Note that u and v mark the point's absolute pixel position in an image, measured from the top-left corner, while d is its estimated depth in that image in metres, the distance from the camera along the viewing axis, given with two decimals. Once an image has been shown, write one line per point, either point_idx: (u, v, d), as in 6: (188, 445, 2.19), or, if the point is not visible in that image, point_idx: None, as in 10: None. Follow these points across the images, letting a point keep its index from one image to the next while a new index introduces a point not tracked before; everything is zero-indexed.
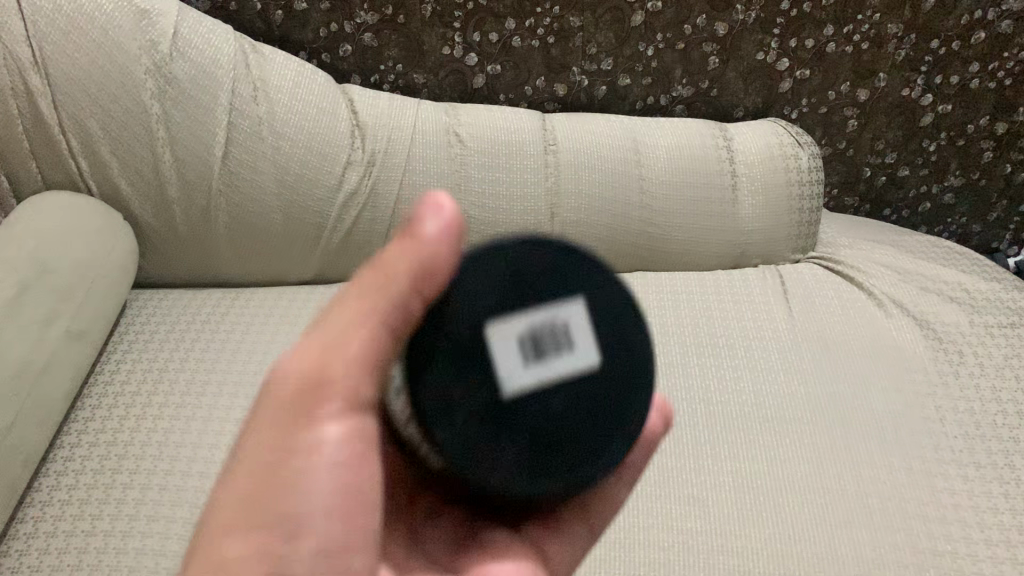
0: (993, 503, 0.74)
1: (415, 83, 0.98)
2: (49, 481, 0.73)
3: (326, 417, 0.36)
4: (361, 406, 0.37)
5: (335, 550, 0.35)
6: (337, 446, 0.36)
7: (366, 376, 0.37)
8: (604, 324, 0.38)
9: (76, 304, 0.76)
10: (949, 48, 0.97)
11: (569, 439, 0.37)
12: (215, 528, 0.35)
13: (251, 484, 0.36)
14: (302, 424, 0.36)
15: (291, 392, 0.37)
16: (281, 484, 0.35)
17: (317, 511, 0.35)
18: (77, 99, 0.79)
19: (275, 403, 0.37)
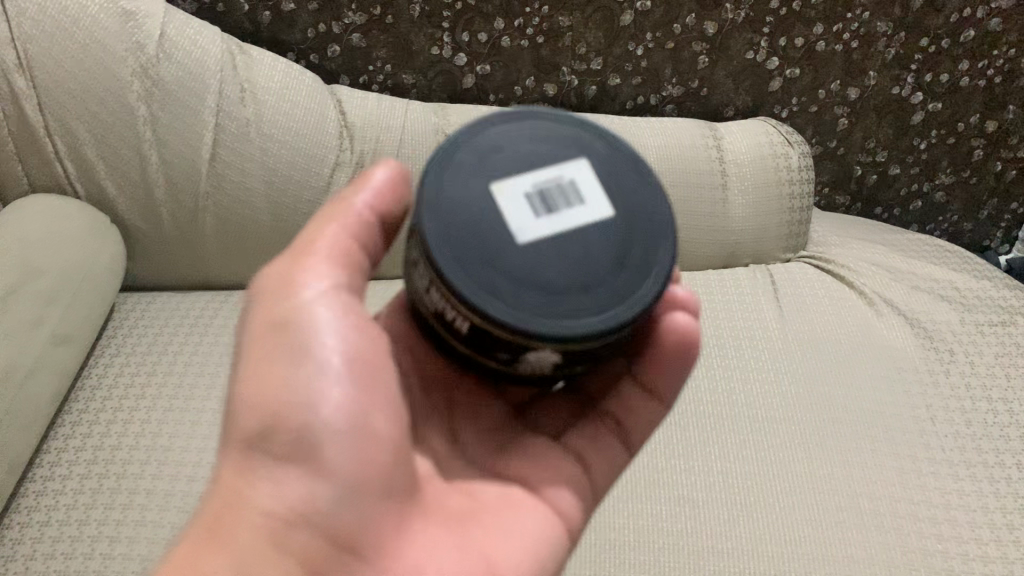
0: (983, 502, 0.75)
1: (405, 83, 0.98)
2: (35, 485, 0.72)
3: (320, 289, 0.45)
4: (346, 286, 0.46)
5: (352, 404, 0.44)
6: (336, 314, 0.45)
7: (343, 261, 0.46)
8: (602, 177, 0.44)
9: (62, 308, 0.75)
10: (938, 46, 0.97)
11: (592, 277, 0.41)
12: (249, 390, 0.44)
13: (269, 359, 0.44)
14: (303, 295, 0.45)
15: (292, 271, 0.46)
16: (298, 352, 0.44)
17: (332, 372, 0.44)
18: (62, 101, 0.78)
19: (278, 286, 0.45)
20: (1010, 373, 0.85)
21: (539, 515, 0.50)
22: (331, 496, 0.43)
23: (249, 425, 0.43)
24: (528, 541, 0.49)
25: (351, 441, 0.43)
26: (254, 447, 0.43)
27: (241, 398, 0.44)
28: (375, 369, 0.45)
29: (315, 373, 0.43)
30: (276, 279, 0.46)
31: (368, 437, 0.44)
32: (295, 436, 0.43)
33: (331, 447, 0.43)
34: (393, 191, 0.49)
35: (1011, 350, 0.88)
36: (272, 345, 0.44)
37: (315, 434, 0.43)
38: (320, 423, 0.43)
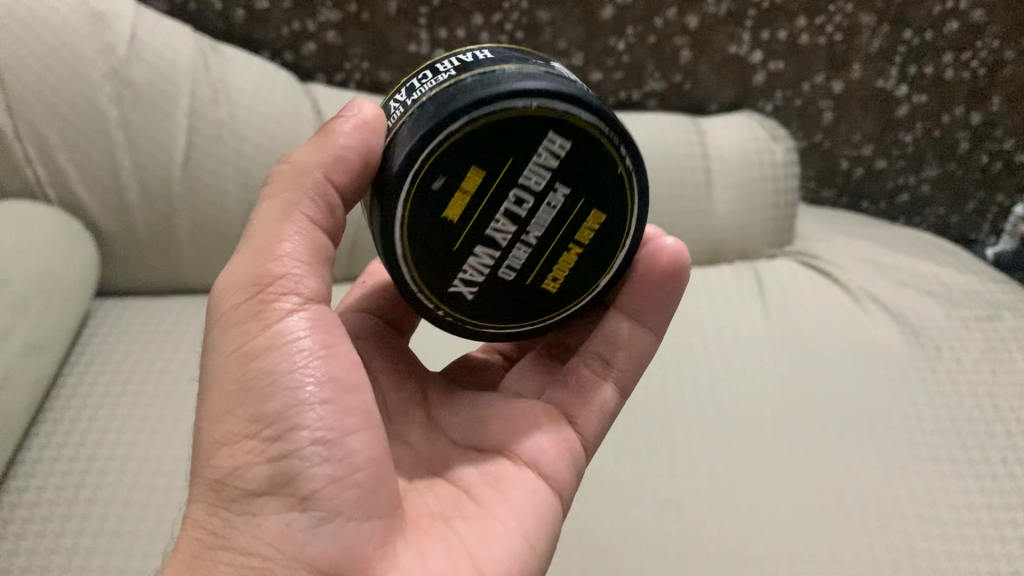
0: (969, 498, 0.73)
1: (382, 81, 0.96)
2: (10, 497, 0.69)
3: (278, 306, 0.44)
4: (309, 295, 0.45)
5: (327, 427, 0.43)
6: (302, 331, 0.44)
7: (300, 264, 0.45)
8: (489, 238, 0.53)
9: (34, 315, 0.73)
10: (922, 38, 0.96)
11: None
12: (220, 420, 0.43)
13: (235, 392, 0.43)
14: (264, 316, 0.44)
15: (250, 294, 0.45)
16: (264, 379, 0.43)
17: (301, 392, 0.43)
18: (31, 104, 0.76)
19: (233, 308, 0.45)
20: (995, 368, 0.84)
21: (528, 485, 0.50)
22: (308, 524, 0.41)
23: (221, 460, 0.42)
24: (518, 509, 0.48)
25: (327, 466, 0.42)
26: (225, 484, 0.42)
27: (214, 436, 0.43)
28: (348, 388, 0.44)
29: (286, 396, 0.42)
30: (232, 305, 0.45)
31: (345, 460, 0.43)
32: (271, 468, 0.42)
33: (308, 473, 0.42)
34: (344, 153, 0.46)
35: (997, 346, 0.86)
36: (238, 371, 0.43)
37: (292, 462, 0.42)
38: (296, 451, 0.42)
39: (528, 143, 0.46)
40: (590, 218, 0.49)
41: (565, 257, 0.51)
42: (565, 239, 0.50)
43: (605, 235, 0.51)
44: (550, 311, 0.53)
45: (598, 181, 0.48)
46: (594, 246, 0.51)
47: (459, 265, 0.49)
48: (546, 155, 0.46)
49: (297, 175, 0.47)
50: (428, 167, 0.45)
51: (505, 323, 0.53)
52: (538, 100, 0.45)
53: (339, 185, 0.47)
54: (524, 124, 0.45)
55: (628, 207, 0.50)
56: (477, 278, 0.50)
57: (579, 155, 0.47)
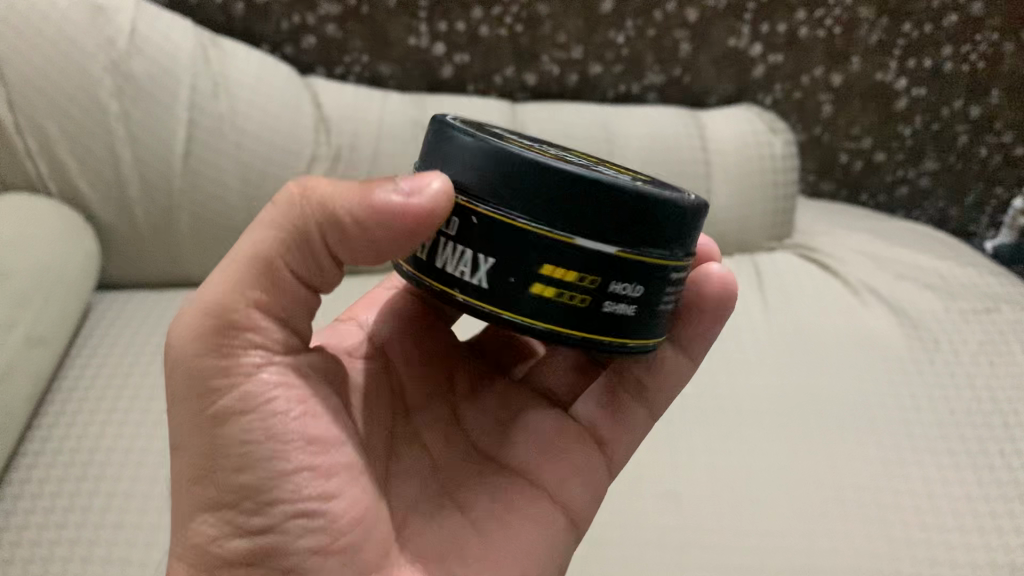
0: (966, 489, 0.73)
1: (382, 75, 0.96)
2: (12, 490, 0.69)
3: (247, 360, 0.41)
4: (274, 349, 0.42)
5: (311, 499, 0.41)
6: (273, 388, 0.41)
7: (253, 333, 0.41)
8: None
9: (36, 307, 0.73)
10: (920, 31, 0.96)
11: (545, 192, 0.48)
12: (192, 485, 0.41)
13: (204, 458, 0.41)
14: (230, 373, 0.40)
15: (210, 352, 0.40)
16: (236, 446, 0.40)
17: (290, 454, 0.41)
18: (32, 98, 0.76)
19: (193, 367, 0.40)
20: (994, 361, 0.84)
21: (539, 523, 0.49)
22: None
23: (199, 526, 0.41)
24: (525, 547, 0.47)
25: (313, 538, 0.41)
26: (203, 551, 0.41)
27: (187, 498, 0.42)
28: (326, 448, 0.42)
29: (268, 460, 0.40)
30: (189, 360, 0.40)
31: (332, 528, 0.41)
32: (251, 543, 0.41)
33: (291, 547, 0.41)
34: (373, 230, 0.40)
35: (995, 339, 0.86)
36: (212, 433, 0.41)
37: (273, 537, 0.40)
38: (277, 526, 0.40)
39: (517, 141, 0.44)
40: (607, 169, 0.47)
41: (641, 183, 0.45)
42: (630, 178, 0.45)
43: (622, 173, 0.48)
44: (681, 195, 0.45)
45: (567, 153, 0.48)
46: (633, 177, 0.47)
47: (619, 179, 0.40)
48: (527, 144, 0.45)
49: (284, 231, 0.41)
50: (495, 167, 0.39)
51: (686, 196, 0.41)
52: (465, 122, 0.45)
53: (342, 253, 0.42)
54: (487, 133, 0.44)
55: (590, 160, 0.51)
56: (641, 187, 0.40)
57: (533, 144, 0.47)
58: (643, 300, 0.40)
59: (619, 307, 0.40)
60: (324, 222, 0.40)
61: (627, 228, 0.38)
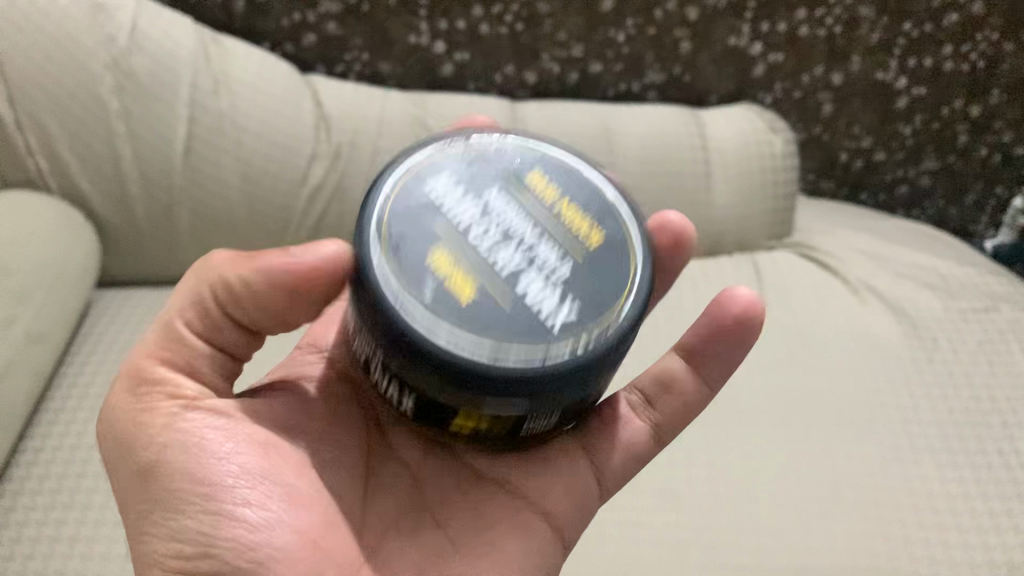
0: (964, 488, 0.73)
1: (382, 73, 0.96)
2: (11, 486, 0.70)
3: (162, 410, 0.48)
4: (193, 393, 0.49)
5: (248, 516, 0.46)
6: (201, 422, 0.48)
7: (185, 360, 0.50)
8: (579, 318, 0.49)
9: (36, 305, 0.73)
10: (921, 31, 0.96)
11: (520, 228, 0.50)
12: (145, 525, 0.47)
13: (152, 498, 0.46)
14: (166, 412, 0.48)
15: (139, 408, 0.49)
16: (169, 481, 0.46)
17: (222, 489, 0.46)
18: (33, 95, 0.76)
19: (124, 426, 0.49)
20: (993, 361, 0.84)
21: (517, 529, 0.52)
22: None
23: (155, 560, 0.46)
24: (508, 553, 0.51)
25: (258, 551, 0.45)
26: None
27: (143, 541, 0.47)
28: (261, 475, 0.47)
29: (200, 493, 0.46)
30: (124, 420, 0.49)
31: (273, 542, 0.45)
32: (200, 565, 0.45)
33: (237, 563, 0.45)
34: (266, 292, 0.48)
35: (994, 338, 0.86)
36: (144, 484, 0.47)
37: (217, 555, 0.45)
38: (221, 544, 0.45)
39: (467, 218, 0.46)
40: (563, 200, 0.49)
41: (591, 235, 0.48)
42: (576, 231, 0.48)
43: (580, 191, 0.50)
44: (624, 273, 0.47)
45: (522, 178, 0.49)
46: (587, 206, 0.49)
47: (542, 314, 0.44)
48: (474, 211, 0.47)
49: (230, 274, 0.48)
50: (422, 310, 0.43)
51: (625, 307, 0.45)
52: (411, 196, 0.46)
53: (237, 314, 0.49)
54: (420, 223, 0.46)
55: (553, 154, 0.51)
56: (566, 322, 0.44)
57: (484, 181, 0.48)
58: (562, 420, 0.47)
59: (562, 395, 0.44)
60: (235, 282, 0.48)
61: (549, 386, 0.43)
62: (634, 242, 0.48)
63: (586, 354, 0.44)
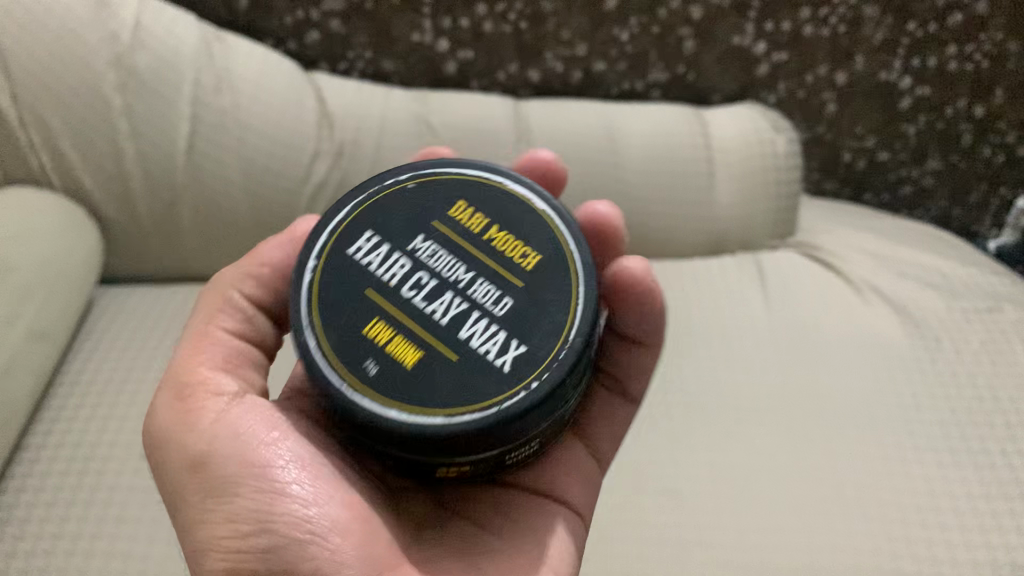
0: (968, 488, 0.73)
1: (386, 71, 0.96)
2: (14, 483, 0.70)
3: (210, 406, 0.48)
4: (233, 390, 0.49)
5: (308, 493, 0.46)
6: (244, 409, 0.48)
7: (225, 352, 0.51)
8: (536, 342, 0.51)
9: (37, 302, 0.73)
10: (925, 31, 0.96)
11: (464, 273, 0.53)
12: (202, 516, 0.45)
13: (207, 487, 0.45)
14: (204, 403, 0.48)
15: (184, 411, 0.48)
16: (222, 467, 0.46)
17: (280, 472, 0.46)
18: (36, 92, 0.76)
19: (170, 429, 0.47)
20: (996, 360, 0.84)
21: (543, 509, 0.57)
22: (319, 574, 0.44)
23: (216, 551, 0.44)
24: (539, 531, 0.54)
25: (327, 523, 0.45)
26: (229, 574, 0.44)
27: (200, 538, 0.45)
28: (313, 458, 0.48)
29: (255, 474, 0.45)
30: (168, 427, 0.47)
31: (338, 516, 0.46)
32: (268, 543, 0.44)
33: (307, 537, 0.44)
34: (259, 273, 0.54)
35: (997, 338, 0.86)
36: (197, 481, 0.46)
37: (284, 531, 0.44)
38: (288, 521, 0.44)
39: (393, 297, 0.49)
40: (491, 230, 0.52)
41: (526, 259, 0.50)
42: (509, 262, 0.50)
43: (503, 216, 0.52)
44: (568, 293, 0.49)
45: (445, 222, 0.52)
46: (515, 229, 0.52)
47: (489, 360, 0.47)
48: (400, 274, 0.49)
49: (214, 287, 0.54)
50: (368, 388, 0.46)
51: (570, 332, 0.48)
52: (331, 290, 0.49)
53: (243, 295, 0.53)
54: (350, 300, 0.49)
55: (472, 181, 0.54)
56: (516, 358, 0.47)
57: (406, 238, 0.51)
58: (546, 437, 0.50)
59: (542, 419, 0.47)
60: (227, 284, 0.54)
61: (518, 421, 0.46)
62: (573, 254, 0.51)
63: (543, 384, 0.46)
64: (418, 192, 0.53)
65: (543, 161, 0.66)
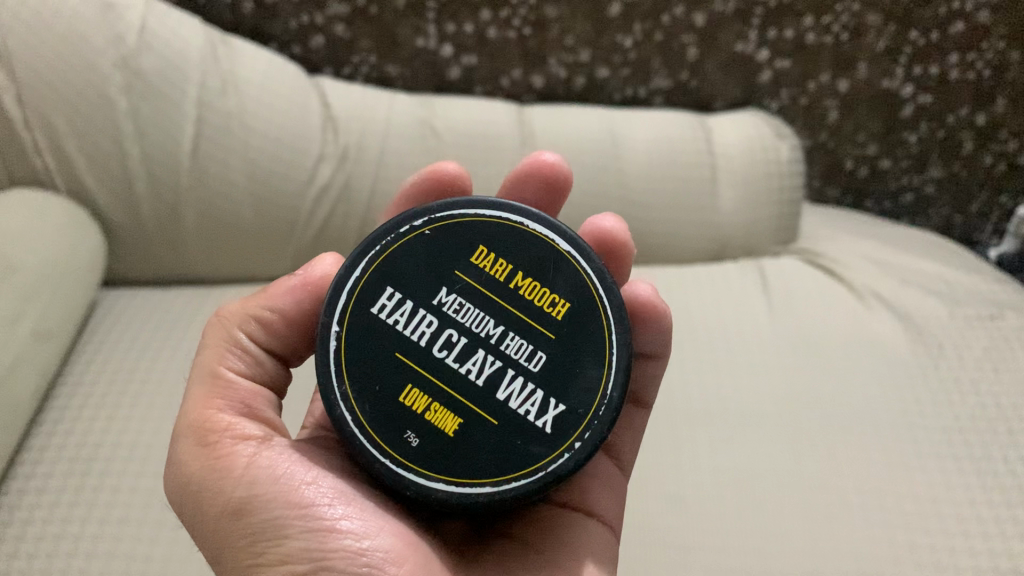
0: (971, 494, 0.73)
1: (389, 75, 0.96)
2: (15, 484, 0.69)
3: (240, 452, 0.46)
4: (258, 434, 0.48)
5: (354, 525, 0.45)
6: (275, 451, 0.47)
7: (240, 399, 0.49)
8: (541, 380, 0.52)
9: (42, 303, 0.74)
10: (928, 39, 0.96)
11: None
12: (253, 562, 0.44)
13: (251, 532, 0.44)
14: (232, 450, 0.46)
15: (211, 459, 0.46)
16: (264, 509, 0.44)
17: (325, 510, 0.45)
18: (42, 93, 0.77)
19: (201, 479, 0.45)
20: (999, 366, 0.83)
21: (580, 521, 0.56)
22: None
23: None
24: (578, 546, 0.54)
25: (380, 553, 0.44)
26: None
27: None
28: (350, 494, 0.47)
29: (299, 512, 0.44)
30: (199, 477, 0.46)
31: (389, 544, 0.45)
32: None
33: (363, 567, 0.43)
34: (267, 315, 0.52)
35: (1001, 344, 0.85)
36: (238, 529, 0.44)
37: (339, 565, 0.43)
38: (341, 552, 0.43)
39: (429, 362, 0.49)
40: (515, 277, 0.51)
41: (556, 308, 0.50)
42: (539, 313, 0.50)
43: (524, 258, 0.52)
44: (601, 342, 0.50)
45: (467, 271, 0.51)
46: (538, 273, 0.51)
47: (530, 422, 0.48)
48: (428, 335, 0.49)
49: (219, 326, 0.52)
50: (412, 461, 0.47)
51: (603, 391, 0.49)
52: (369, 354, 0.49)
53: (245, 340, 0.51)
54: (380, 366, 0.49)
55: (489, 220, 0.53)
56: (556, 418, 0.48)
57: (429, 291, 0.50)
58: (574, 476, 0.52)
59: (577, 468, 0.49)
60: (234, 322, 0.52)
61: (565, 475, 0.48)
62: (600, 297, 0.51)
63: (586, 443, 0.48)
64: (435, 239, 0.52)
65: (549, 165, 0.64)
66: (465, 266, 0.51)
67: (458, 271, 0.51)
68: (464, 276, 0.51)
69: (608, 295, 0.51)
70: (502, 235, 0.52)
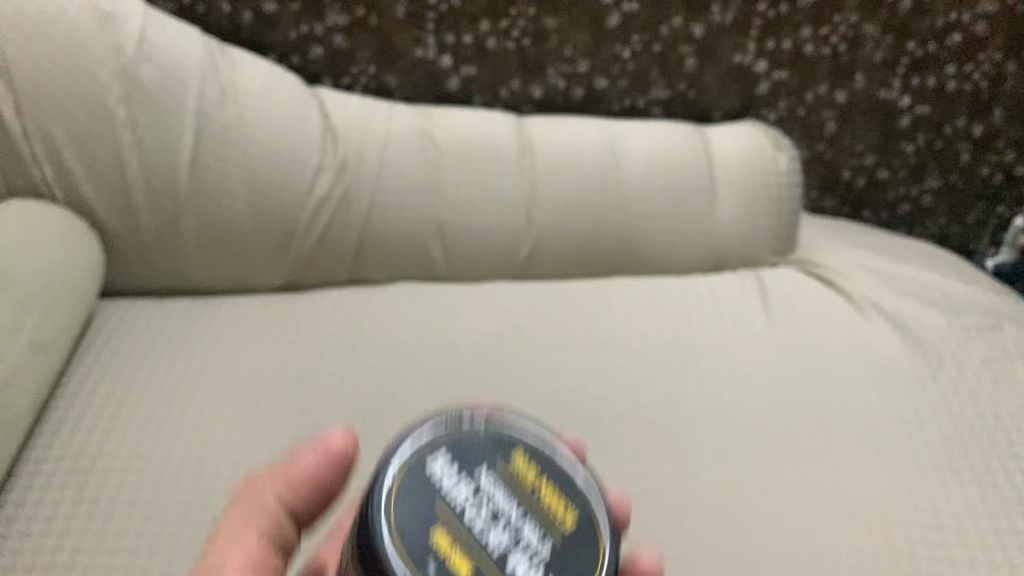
0: (971, 506, 0.73)
1: (388, 86, 0.96)
2: (12, 497, 0.69)
3: None
4: None
5: None
6: None
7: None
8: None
9: (41, 313, 0.74)
10: (925, 50, 0.97)
11: None
12: None
13: None
14: None
15: None
16: None
17: None
18: (40, 104, 0.77)
19: None
20: (997, 377, 0.83)
21: None
22: None
23: None
24: None
25: None
26: None
27: None
28: None
29: None
30: None
31: None
32: None
33: None
34: (297, 484, 0.47)
35: (999, 356, 0.85)
36: None
37: None
38: None
39: (454, 522, 0.40)
40: (541, 486, 0.43)
41: (566, 518, 0.42)
42: (554, 525, 0.42)
43: (557, 474, 0.44)
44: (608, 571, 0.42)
45: (500, 467, 0.43)
46: (567, 492, 0.43)
47: None
48: (467, 498, 0.41)
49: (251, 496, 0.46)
50: None
51: None
52: (394, 500, 0.40)
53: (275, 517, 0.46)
54: (418, 498, 0.40)
55: (528, 436, 0.44)
56: None
57: (472, 463, 0.42)
58: None
59: None
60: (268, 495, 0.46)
61: None
62: (603, 538, 0.42)
63: None
64: (473, 428, 0.43)
65: None
66: (489, 459, 0.43)
67: (498, 459, 0.43)
68: (499, 462, 0.43)
69: (614, 544, 0.42)
70: (542, 443, 0.44)
